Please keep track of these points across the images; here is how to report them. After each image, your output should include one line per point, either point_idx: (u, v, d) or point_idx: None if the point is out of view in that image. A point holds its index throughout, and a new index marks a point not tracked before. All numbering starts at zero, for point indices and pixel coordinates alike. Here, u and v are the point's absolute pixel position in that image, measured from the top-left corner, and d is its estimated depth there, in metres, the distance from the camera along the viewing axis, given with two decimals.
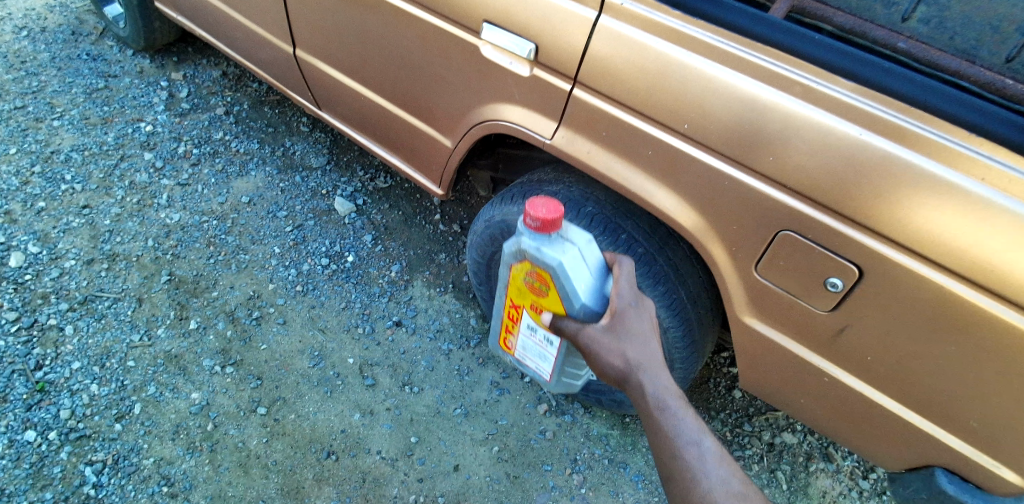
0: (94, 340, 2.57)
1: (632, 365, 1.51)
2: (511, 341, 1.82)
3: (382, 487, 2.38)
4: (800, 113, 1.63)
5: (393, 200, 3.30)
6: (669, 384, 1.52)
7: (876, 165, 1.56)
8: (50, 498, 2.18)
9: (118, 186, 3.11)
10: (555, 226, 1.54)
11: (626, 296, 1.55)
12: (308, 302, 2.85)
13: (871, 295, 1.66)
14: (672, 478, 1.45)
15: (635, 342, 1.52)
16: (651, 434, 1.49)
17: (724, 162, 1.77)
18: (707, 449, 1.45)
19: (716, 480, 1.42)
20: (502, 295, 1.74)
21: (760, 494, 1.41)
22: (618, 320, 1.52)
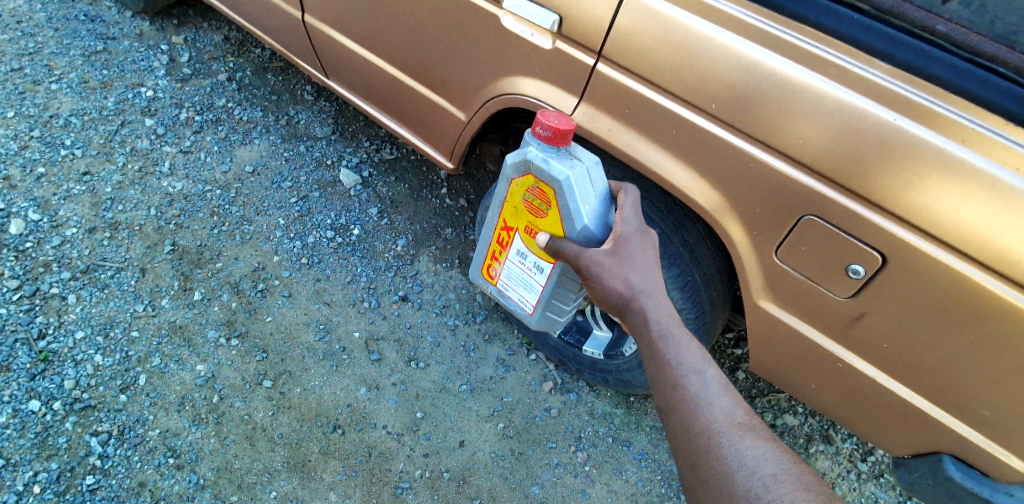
0: (98, 310, 2.54)
1: (635, 290, 1.53)
2: (497, 269, 1.94)
3: (387, 461, 2.38)
4: (832, 96, 1.61)
5: (398, 173, 3.26)
6: (673, 315, 1.51)
7: (908, 152, 1.54)
8: (56, 469, 2.16)
9: (119, 152, 3.05)
10: (564, 140, 1.63)
11: (630, 221, 1.59)
12: (313, 275, 2.82)
13: (892, 283, 1.65)
14: (673, 408, 1.40)
15: (638, 268, 1.55)
16: (652, 365, 1.47)
17: (751, 143, 1.75)
18: (710, 379, 1.41)
19: (719, 408, 1.36)
20: (495, 219, 1.86)
21: (766, 426, 1.35)
22: (621, 243, 1.56)
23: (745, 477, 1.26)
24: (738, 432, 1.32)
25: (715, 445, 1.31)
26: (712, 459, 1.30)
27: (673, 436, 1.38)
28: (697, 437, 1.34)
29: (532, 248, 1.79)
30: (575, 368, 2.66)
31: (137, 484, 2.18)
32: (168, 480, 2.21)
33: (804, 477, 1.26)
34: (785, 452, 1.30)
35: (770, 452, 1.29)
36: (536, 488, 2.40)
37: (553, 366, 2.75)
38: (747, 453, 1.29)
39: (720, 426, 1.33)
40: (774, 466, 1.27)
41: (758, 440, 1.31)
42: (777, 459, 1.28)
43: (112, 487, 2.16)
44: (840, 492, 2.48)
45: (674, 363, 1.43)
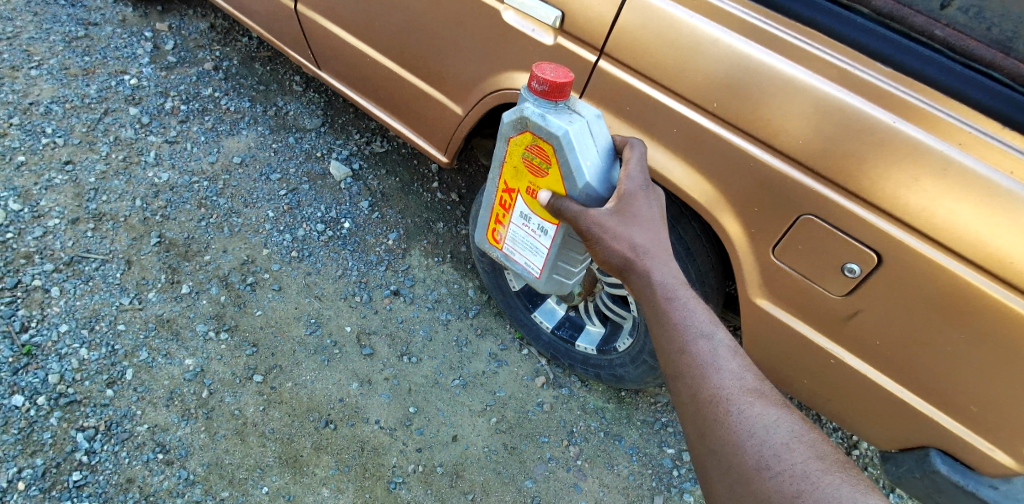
0: (82, 303, 2.48)
1: (639, 252, 1.50)
2: (502, 233, 1.91)
3: (380, 456, 2.38)
4: (833, 96, 1.63)
5: (389, 166, 3.23)
6: (679, 277, 1.48)
7: (906, 154, 1.56)
8: (41, 464, 2.12)
9: (103, 142, 2.98)
10: (561, 95, 1.58)
11: (633, 178, 1.57)
12: (303, 269, 2.79)
13: (887, 283, 1.68)
14: (680, 374, 1.36)
15: (643, 227, 1.53)
16: (658, 329, 1.43)
17: (751, 142, 1.77)
18: (719, 344, 1.37)
19: (728, 374, 1.33)
20: (497, 181, 1.81)
21: (777, 394, 1.31)
22: (625, 201, 1.53)
23: (756, 445, 1.22)
24: (747, 398, 1.29)
25: (723, 412, 1.27)
26: (720, 426, 1.26)
27: (680, 404, 1.35)
28: (704, 404, 1.30)
29: (536, 209, 1.74)
30: (568, 364, 2.67)
31: (126, 480, 2.15)
32: (157, 476, 2.18)
33: (816, 445, 1.23)
34: (798, 420, 1.27)
35: (782, 419, 1.26)
36: (529, 482, 2.41)
37: (545, 361, 2.76)
38: (757, 421, 1.25)
39: (729, 393, 1.30)
40: (787, 434, 1.23)
41: (769, 407, 1.28)
42: (789, 427, 1.25)
43: (100, 483, 2.13)
44: None
45: (682, 326, 1.40)
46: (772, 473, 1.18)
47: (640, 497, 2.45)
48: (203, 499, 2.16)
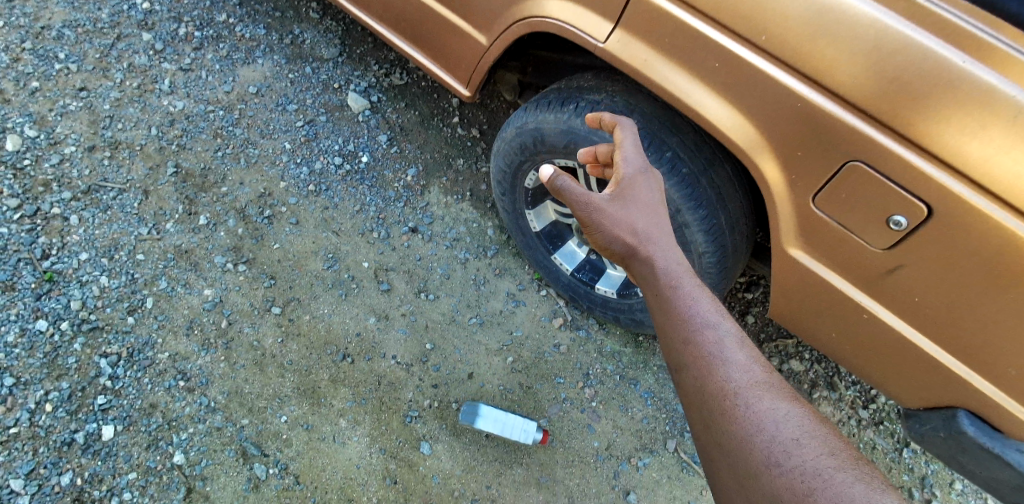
0: (101, 232, 2.48)
1: (643, 237, 1.57)
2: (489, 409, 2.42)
3: (397, 390, 2.42)
4: (900, 33, 1.53)
5: (409, 100, 3.14)
6: (683, 264, 1.56)
7: (975, 99, 1.47)
8: (67, 388, 2.17)
9: (116, 68, 2.92)
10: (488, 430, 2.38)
11: (632, 163, 1.66)
12: (321, 203, 2.76)
13: (935, 239, 1.61)
14: (687, 366, 1.41)
15: (643, 212, 1.60)
16: (665, 319, 1.48)
17: (802, 81, 1.66)
18: (725, 335, 1.43)
19: (736, 367, 1.39)
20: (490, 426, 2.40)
21: (784, 385, 1.38)
22: (624, 187, 1.62)
23: (765, 441, 1.29)
24: (756, 393, 1.35)
25: (732, 407, 1.34)
26: (729, 422, 1.32)
27: (686, 396, 1.41)
28: (712, 397, 1.36)
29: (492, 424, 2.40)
30: (586, 306, 2.64)
31: (149, 405, 2.21)
32: (179, 403, 2.23)
33: (827, 440, 1.30)
34: (805, 415, 1.34)
35: (790, 414, 1.33)
36: (544, 421, 2.45)
37: (563, 303, 2.73)
38: (766, 415, 1.32)
39: (736, 387, 1.36)
40: (796, 430, 1.30)
41: (777, 401, 1.35)
42: (797, 422, 1.32)
43: (124, 408, 2.18)
44: None
45: (689, 318, 1.46)
46: (782, 470, 1.25)
47: (652, 440, 2.48)
48: (224, 426, 2.23)
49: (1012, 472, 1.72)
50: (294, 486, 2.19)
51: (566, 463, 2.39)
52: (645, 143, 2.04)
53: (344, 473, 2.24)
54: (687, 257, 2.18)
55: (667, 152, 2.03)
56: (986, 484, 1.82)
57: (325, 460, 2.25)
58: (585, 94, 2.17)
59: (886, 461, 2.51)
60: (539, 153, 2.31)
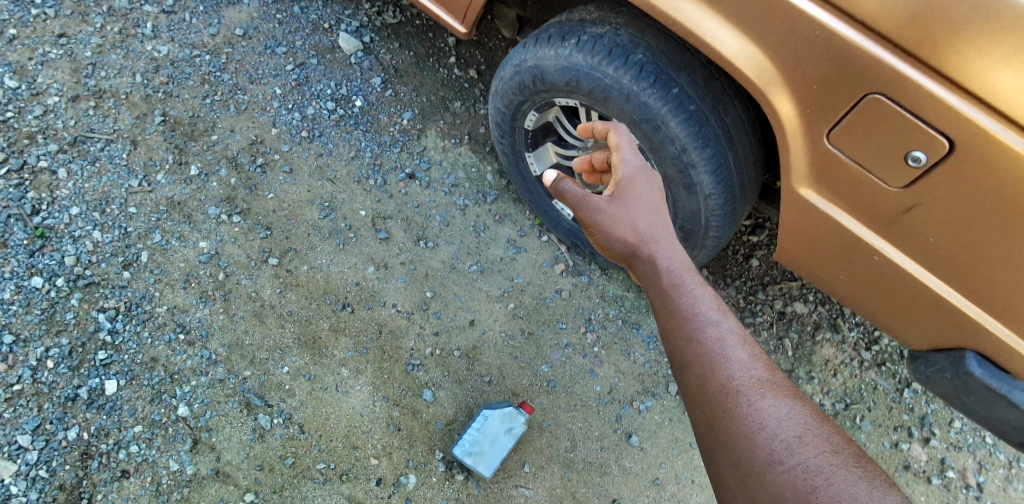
0: (91, 185, 2.43)
1: (643, 236, 1.57)
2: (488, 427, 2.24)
3: (398, 339, 2.40)
4: None
5: (403, 39, 3.01)
6: (684, 261, 1.54)
7: (1011, 25, 1.35)
8: (67, 344, 2.17)
9: (96, 12, 2.79)
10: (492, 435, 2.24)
11: (630, 163, 1.66)
12: (315, 150, 2.69)
13: (955, 176, 1.53)
14: (688, 364, 1.38)
15: (644, 212, 1.60)
16: (667, 316, 1.45)
17: (823, 8, 1.55)
18: (727, 332, 1.40)
19: (738, 364, 1.35)
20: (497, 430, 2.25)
21: (788, 383, 1.34)
22: (623, 188, 1.63)
23: (767, 439, 1.25)
24: (759, 390, 1.31)
25: (734, 404, 1.30)
26: (731, 419, 1.28)
27: (687, 393, 1.37)
28: (714, 395, 1.32)
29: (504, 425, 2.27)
30: (588, 252, 2.59)
31: (151, 359, 2.20)
32: (180, 356, 2.23)
33: (831, 438, 1.26)
34: (810, 413, 1.30)
35: (794, 412, 1.29)
36: (546, 367, 2.45)
37: (565, 249, 2.68)
38: (768, 413, 1.28)
39: (739, 384, 1.32)
40: (799, 428, 1.26)
41: (780, 399, 1.31)
42: (801, 420, 1.28)
43: (125, 363, 2.18)
44: (842, 378, 2.53)
45: (689, 314, 1.42)
46: (786, 468, 1.20)
47: (654, 384, 2.47)
48: (227, 378, 2.23)
49: (1019, 413, 1.70)
50: (299, 434, 2.20)
51: (569, 408, 2.39)
52: (651, 79, 1.94)
53: (348, 422, 2.25)
54: (692, 199, 2.11)
55: (674, 89, 1.93)
56: (989, 426, 1.81)
57: (328, 409, 2.25)
58: (588, 27, 2.05)
59: (887, 402, 2.50)
60: (539, 92, 2.21)
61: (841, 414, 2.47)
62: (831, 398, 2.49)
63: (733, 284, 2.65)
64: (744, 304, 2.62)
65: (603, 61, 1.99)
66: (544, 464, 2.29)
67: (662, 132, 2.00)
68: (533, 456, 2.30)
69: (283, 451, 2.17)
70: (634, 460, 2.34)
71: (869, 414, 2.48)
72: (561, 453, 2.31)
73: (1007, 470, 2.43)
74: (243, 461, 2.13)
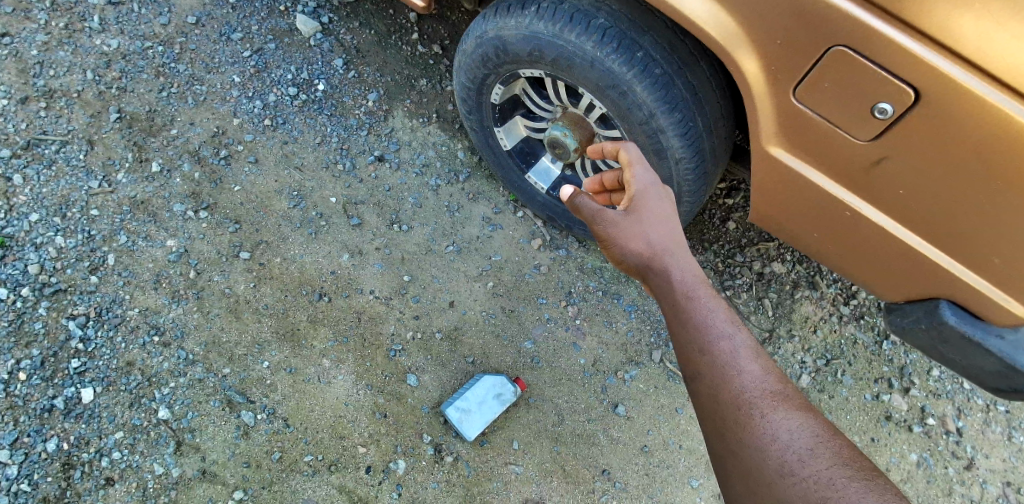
0: (49, 190, 2.36)
1: (657, 248, 1.56)
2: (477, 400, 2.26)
3: (378, 325, 2.38)
4: None
5: (362, 18, 2.92)
6: (697, 274, 1.54)
7: None
8: (38, 355, 2.12)
9: (38, 8, 2.67)
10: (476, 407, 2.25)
11: (642, 177, 1.64)
12: (279, 138, 2.62)
13: (923, 127, 1.51)
14: (701, 376, 1.39)
15: (657, 225, 1.59)
16: (680, 328, 1.46)
17: None
18: (740, 345, 1.41)
19: (750, 376, 1.37)
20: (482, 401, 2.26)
21: (800, 395, 1.35)
22: (637, 203, 1.62)
23: (778, 451, 1.26)
24: (771, 402, 1.33)
25: (746, 416, 1.31)
26: (743, 431, 1.30)
27: (699, 404, 1.38)
28: (725, 406, 1.34)
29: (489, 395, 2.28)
30: (565, 225, 2.57)
31: (127, 364, 2.16)
32: (156, 358, 2.19)
33: (842, 450, 1.26)
34: (822, 425, 1.30)
35: (806, 424, 1.30)
36: (529, 343, 2.44)
37: (541, 223, 2.66)
38: (780, 425, 1.29)
39: (751, 397, 1.34)
40: (810, 440, 1.27)
41: (792, 411, 1.32)
42: (813, 432, 1.28)
43: (100, 369, 2.14)
44: (822, 334, 2.54)
45: (702, 326, 1.43)
46: (797, 479, 1.21)
47: (638, 353, 2.47)
48: (206, 377, 2.20)
49: (992, 359, 1.72)
50: (284, 429, 2.18)
51: (554, 382, 2.39)
52: (614, 44, 1.90)
53: (333, 412, 2.23)
54: (664, 165, 2.09)
55: (638, 53, 1.89)
56: (966, 372, 1.83)
57: (311, 401, 2.23)
58: None
59: (867, 354, 2.53)
60: (502, 64, 2.16)
61: (823, 370, 2.49)
62: (812, 355, 2.51)
63: (711, 248, 2.64)
64: (723, 268, 2.61)
65: (565, 27, 1.94)
66: (533, 440, 2.29)
67: (630, 98, 1.97)
68: (521, 433, 2.30)
69: (270, 446, 2.15)
70: (621, 429, 2.35)
71: (850, 368, 2.50)
72: (549, 428, 2.32)
73: (985, 414, 2.47)
74: (229, 460, 2.11)
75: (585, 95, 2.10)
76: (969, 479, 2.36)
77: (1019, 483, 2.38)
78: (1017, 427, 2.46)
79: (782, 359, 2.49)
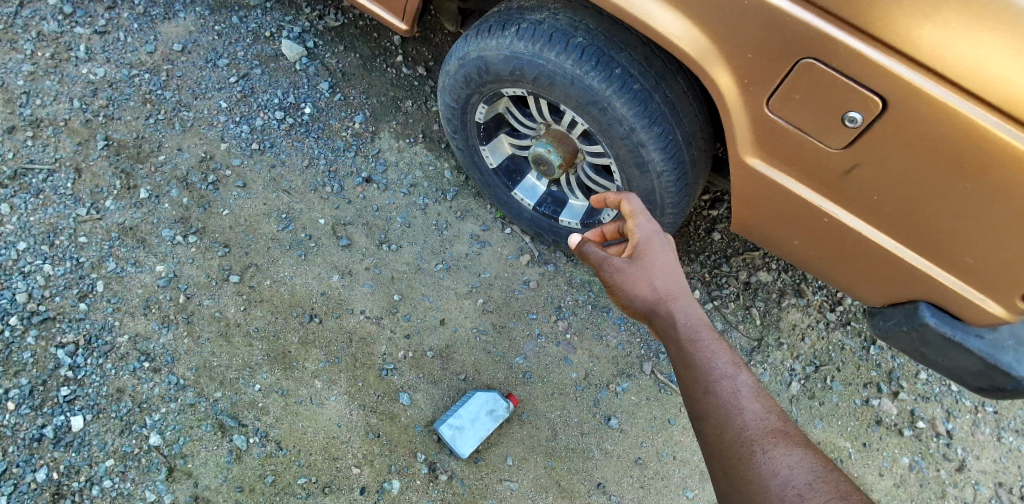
0: (37, 218, 2.36)
1: (662, 294, 1.65)
2: (474, 414, 2.26)
3: (369, 345, 2.38)
4: None
5: (347, 42, 2.95)
6: (701, 318, 1.61)
7: None
8: (27, 384, 2.11)
9: (24, 39, 2.69)
10: (472, 421, 2.25)
11: (646, 227, 1.73)
12: (267, 161, 2.64)
13: (892, 133, 1.56)
14: (706, 415, 1.45)
15: (661, 273, 1.68)
16: (685, 369, 1.52)
17: None
18: (742, 385, 1.47)
19: (752, 415, 1.42)
20: (479, 414, 2.27)
21: (799, 433, 1.40)
22: (641, 251, 1.70)
23: (780, 485, 1.30)
24: (771, 440, 1.37)
25: (748, 453, 1.36)
26: (745, 467, 1.35)
27: (705, 441, 1.43)
28: (729, 443, 1.39)
29: (486, 407, 2.28)
30: (552, 240, 2.60)
31: (117, 390, 2.16)
32: (147, 384, 2.18)
33: (840, 485, 1.30)
34: (821, 461, 1.35)
35: (805, 460, 1.34)
36: (520, 359, 2.45)
37: (529, 239, 2.68)
38: (781, 461, 1.33)
39: (753, 434, 1.39)
40: (809, 475, 1.31)
41: (791, 448, 1.36)
42: (812, 467, 1.33)
43: (90, 396, 2.13)
44: (810, 341, 2.57)
45: (706, 369, 1.50)
46: None
47: (629, 365, 2.49)
48: (198, 401, 2.19)
49: (972, 358, 1.75)
50: (277, 452, 2.17)
51: (547, 397, 2.40)
52: (593, 61, 1.94)
53: (326, 433, 2.22)
54: (646, 178, 2.12)
55: (617, 69, 1.93)
56: (949, 372, 1.86)
57: (305, 423, 2.23)
58: (527, 15, 2.04)
59: (855, 360, 2.56)
60: (485, 84, 2.19)
61: (812, 377, 2.51)
62: (801, 362, 2.53)
63: (698, 259, 2.67)
64: (710, 278, 2.64)
65: (545, 47, 1.98)
66: (527, 455, 2.30)
67: (611, 113, 2.00)
68: (515, 449, 2.30)
69: (262, 470, 2.14)
70: (614, 442, 2.36)
71: (838, 374, 2.53)
72: (543, 443, 2.32)
73: (974, 415, 2.50)
74: (221, 485, 2.10)
75: (567, 112, 2.13)
76: (961, 481, 2.38)
77: (1011, 483, 2.40)
78: (1006, 427, 2.49)
79: (772, 368, 2.51)
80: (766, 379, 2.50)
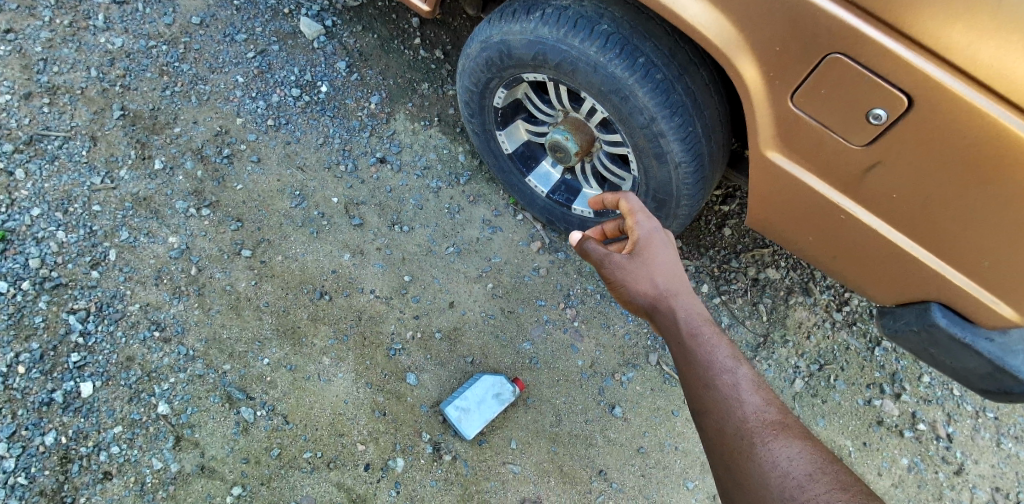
0: (51, 184, 2.36)
1: (664, 290, 1.66)
2: (480, 394, 2.28)
3: (379, 324, 2.40)
4: None
5: (365, 22, 2.95)
6: (701, 313, 1.62)
7: None
8: (37, 349, 2.12)
9: (43, 5, 2.69)
10: (478, 400, 2.27)
11: (646, 224, 1.74)
12: (282, 138, 2.65)
13: (914, 132, 1.57)
14: (707, 410, 1.45)
15: (662, 269, 1.68)
16: (687, 364, 1.53)
17: None
18: (742, 378, 1.48)
19: (751, 407, 1.43)
20: (485, 396, 2.28)
21: (799, 424, 1.41)
22: (641, 248, 1.71)
23: (779, 477, 1.31)
24: (771, 432, 1.38)
25: (749, 446, 1.37)
26: (746, 461, 1.35)
27: (706, 435, 1.44)
28: (729, 437, 1.40)
29: (494, 390, 2.30)
30: (564, 228, 2.60)
31: (126, 359, 2.17)
32: (156, 353, 2.19)
33: (840, 476, 1.31)
34: (821, 452, 1.35)
35: (804, 451, 1.35)
36: (527, 344, 2.46)
37: (540, 226, 2.69)
38: (780, 453, 1.34)
39: (752, 427, 1.40)
40: (808, 466, 1.32)
41: (791, 440, 1.37)
42: (811, 458, 1.33)
43: (100, 363, 2.14)
44: (815, 340, 2.59)
45: (707, 363, 1.51)
46: None
47: (635, 355, 2.50)
48: (206, 373, 2.20)
49: (982, 361, 1.77)
50: (283, 425, 2.18)
51: (553, 382, 2.42)
52: (617, 49, 1.94)
53: (332, 409, 2.24)
54: (663, 169, 2.13)
55: (640, 58, 1.94)
56: (956, 374, 1.88)
57: (312, 398, 2.24)
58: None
59: (859, 360, 2.58)
60: (506, 68, 2.19)
61: (816, 375, 2.54)
62: (805, 360, 2.55)
63: (708, 253, 2.69)
64: (719, 273, 2.66)
65: (569, 32, 1.98)
66: (531, 439, 2.32)
67: (632, 102, 2.01)
68: (519, 432, 2.32)
69: (269, 442, 2.15)
70: (618, 431, 2.37)
71: (842, 373, 2.55)
72: (548, 429, 2.34)
73: (974, 420, 2.52)
74: (227, 456, 2.11)
75: (586, 100, 2.14)
76: (959, 484, 2.41)
77: (1008, 488, 2.42)
78: (1006, 433, 2.51)
79: (776, 364, 2.53)
80: (769, 375, 2.52)
